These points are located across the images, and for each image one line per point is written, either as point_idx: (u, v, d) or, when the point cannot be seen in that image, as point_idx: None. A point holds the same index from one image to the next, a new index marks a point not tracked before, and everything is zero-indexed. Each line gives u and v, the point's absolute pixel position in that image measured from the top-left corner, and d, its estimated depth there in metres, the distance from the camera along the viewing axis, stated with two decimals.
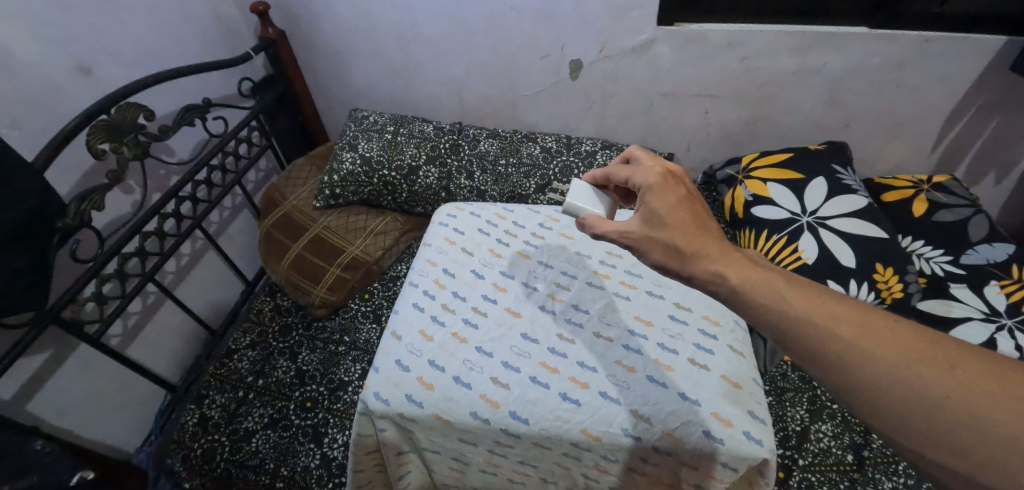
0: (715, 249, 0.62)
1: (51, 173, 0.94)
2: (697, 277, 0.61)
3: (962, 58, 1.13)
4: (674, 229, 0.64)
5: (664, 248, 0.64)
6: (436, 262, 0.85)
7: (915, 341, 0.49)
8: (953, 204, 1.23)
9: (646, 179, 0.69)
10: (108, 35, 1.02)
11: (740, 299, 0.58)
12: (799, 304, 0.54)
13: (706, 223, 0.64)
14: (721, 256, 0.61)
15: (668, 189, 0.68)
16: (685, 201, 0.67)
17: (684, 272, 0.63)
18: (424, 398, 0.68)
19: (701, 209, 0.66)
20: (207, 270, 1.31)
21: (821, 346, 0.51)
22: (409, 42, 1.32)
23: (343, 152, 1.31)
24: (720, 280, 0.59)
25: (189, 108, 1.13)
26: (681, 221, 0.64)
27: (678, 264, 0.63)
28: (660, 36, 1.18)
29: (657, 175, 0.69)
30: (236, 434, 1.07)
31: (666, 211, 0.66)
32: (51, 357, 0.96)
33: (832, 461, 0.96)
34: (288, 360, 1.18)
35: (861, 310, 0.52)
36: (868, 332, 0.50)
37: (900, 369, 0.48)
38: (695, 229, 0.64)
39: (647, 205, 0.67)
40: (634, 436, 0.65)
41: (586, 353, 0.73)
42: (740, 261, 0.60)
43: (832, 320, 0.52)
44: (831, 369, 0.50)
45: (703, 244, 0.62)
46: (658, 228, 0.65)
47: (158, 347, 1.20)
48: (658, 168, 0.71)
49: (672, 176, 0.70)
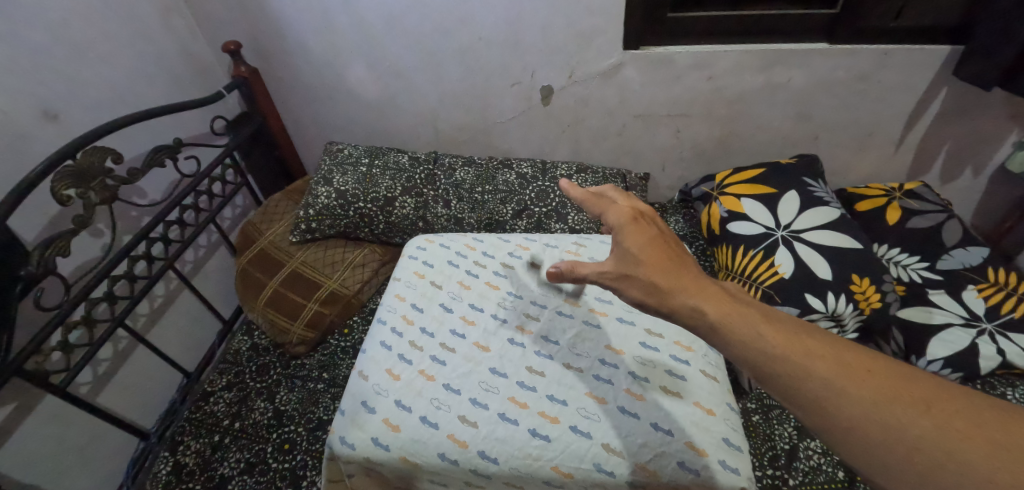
0: (691, 285, 0.62)
1: (14, 220, 0.92)
2: (676, 312, 0.61)
3: (920, 68, 1.16)
4: (649, 267, 0.65)
5: (642, 286, 0.64)
6: (405, 297, 0.84)
7: (892, 379, 0.49)
8: (925, 210, 1.24)
9: (616, 219, 0.71)
10: (75, 80, 1.02)
11: (716, 334, 0.57)
12: (775, 341, 0.53)
13: (680, 259, 0.65)
14: (695, 290, 0.61)
15: (639, 229, 0.69)
16: (658, 239, 0.68)
17: (662, 307, 0.62)
18: (390, 441, 0.66)
19: (674, 246, 0.68)
20: (181, 311, 1.29)
21: (798, 384, 0.50)
22: (381, 74, 1.33)
23: (318, 186, 1.31)
24: (697, 315, 0.59)
25: (158, 150, 1.12)
26: (655, 258, 0.65)
27: (655, 299, 0.62)
28: (627, 59, 1.20)
29: (628, 215, 0.71)
30: (212, 481, 1.03)
31: (640, 249, 0.66)
32: (14, 411, 0.92)
33: (823, 479, 0.94)
34: (266, 400, 1.15)
35: (837, 346, 0.52)
36: (845, 370, 0.50)
37: (878, 410, 0.47)
38: (668, 264, 0.65)
39: (619, 244, 0.68)
40: (607, 471, 0.64)
41: (555, 386, 0.71)
42: (715, 294, 0.60)
43: (807, 358, 0.51)
44: (809, 407, 0.49)
45: (679, 280, 0.63)
46: (633, 265, 0.66)
47: (132, 392, 1.17)
48: (627, 208, 0.72)
49: (641, 216, 0.71)
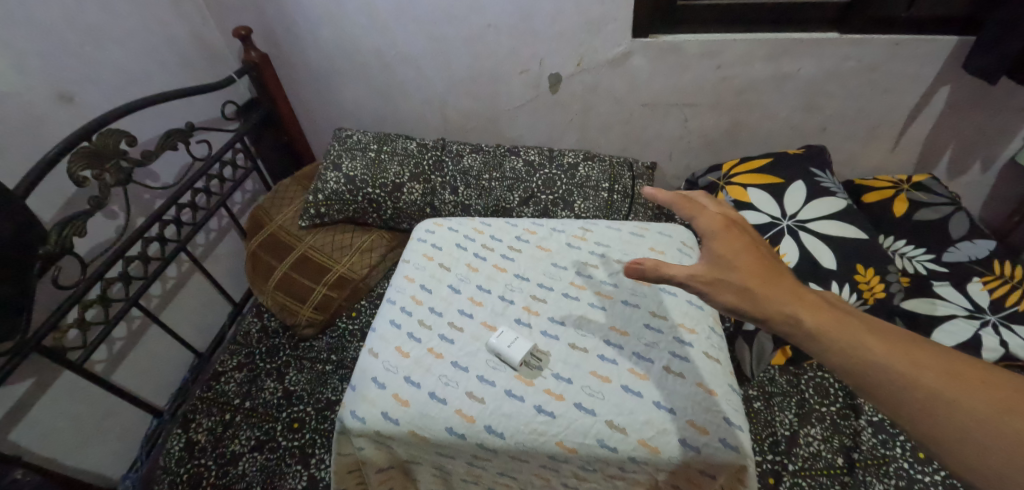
0: (787, 293, 0.60)
1: (32, 200, 0.94)
2: (771, 319, 0.59)
3: (931, 59, 1.15)
4: (743, 272, 0.63)
5: (736, 290, 0.62)
6: (413, 278, 0.85)
7: (1009, 391, 0.46)
8: (933, 202, 1.24)
9: (708, 226, 0.68)
10: (90, 64, 1.03)
11: (816, 342, 0.55)
12: (878, 349, 0.52)
13: (774, 267, 0.63)
14: (793, 298, 0.59)
15: (732, 235, 0.67)
16: (751, 247, 0.66)
17: (757, 313, 0.60)
18: (399, 415, 0.68)
19: (768, 255, 0.65)
20: (192, 293, 1.31)
21: (906, 394, 0.49)
22: (390, 61, 1.34)
23: (327, 171, 1.33)
24: (794, 322, 0.57)
25: (171, 133, 1.13)
26: (750, 266, 0.63)
27: (750, 305, 0.61)
28: (636, 47, 1.20)
29: (720, 222, 0.68)
30: (223, 457, 1.06)
31: (733, 254, 0.65)
32: (34, 385, 0.95)
33: (822, 465, 0.96)
34: (275, 381, 1.17)
35: (949, 357, 0.49)
36: (955, 380, 0.48)
37: (994, 421, 0.45)
38: (762, 271, 0.63)
39: (711, 250, 0.66)
40: (610, 447, 0.65)
41: (561, 365, 0.72)
42: (813, 303, 0.58)
43: (915, 368, 0.49)
44: (917, 419, 0.48)
45: (775, 288, 0.61)
46: (727, 271, 0.64)
47: (146, 372, 1.19)
48: (720, 214, 0.70)
49: (734, 224, 0.69)
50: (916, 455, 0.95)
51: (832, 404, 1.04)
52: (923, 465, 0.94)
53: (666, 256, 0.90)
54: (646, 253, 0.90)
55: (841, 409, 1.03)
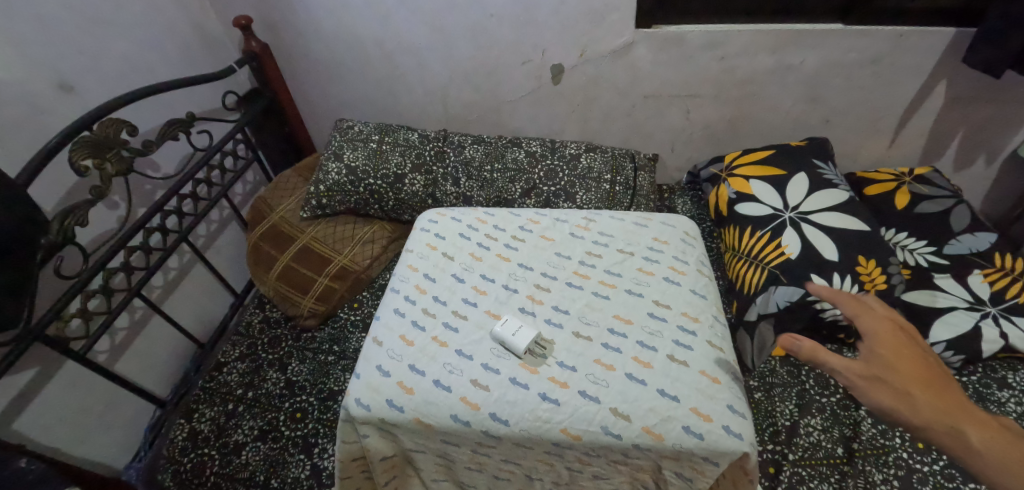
0: (953, 408, 0.62)
1: (34, 190, 0.94)
2: (934, 431, 0.62)
3: (935, 51, 1.15)
4: (912, 382, 0.64)
5: (898, 395, 0.64)
6: (417, 267, 0.86)
7: None
8: (934, 195, 1.24)
9: (879, 329, 0.70)
10: (91, 52, 1.03)
11: (977, 461, 0.59)
12: None
13: (939, 378, 0.65)
14: (957, 413, 0.62)
15: (897, 341, 0.69)
16: (919, 356, 0.67)
17: (917, 423, 0.62)
18: (404, 403, 0.68)
19: (932, 365, 0.67)
20: (194, 284, 1.31)
21: None
22: (392, 51, 1.33)
23: (329, 162, 1.32)
24: (957, 438, 0.60)
25: (173, 123, 1.13)
26: (918, 375, 0.65)
27: (914, 413, 0.62)
28: (639, 38, 1.20)
29: (891, 326, 0.70)
30: (226, 447, 1.06)
31: (898, 360, 0.66)
32: (37, 375, 0.95)
33: (822, 455, 0.96)
34: (278, 371, 1.18)
35: None
36: None
37: None
38: (927, 381, 0.65)
39: (879, 355, 0.68)
40: (614, 434, 0.66)
41: (565, 353, 0.73)
42: (979, 424, 0.61)
43: None
44: None
45: (939, 400, 0.63)
46: (889, 374, 0.66)
47: (148, 362, 1.20)
48: (890, 317, 0.72)
49: (903, 330, 0.71)
50: (916, 445, 0.96)
51: (832, 395, 1.04)
52: (922, 455, 0.95)
53: (669, 245, 0.90)
54: (649, 243, 0.91)
55: (841, 400, 1.04)
